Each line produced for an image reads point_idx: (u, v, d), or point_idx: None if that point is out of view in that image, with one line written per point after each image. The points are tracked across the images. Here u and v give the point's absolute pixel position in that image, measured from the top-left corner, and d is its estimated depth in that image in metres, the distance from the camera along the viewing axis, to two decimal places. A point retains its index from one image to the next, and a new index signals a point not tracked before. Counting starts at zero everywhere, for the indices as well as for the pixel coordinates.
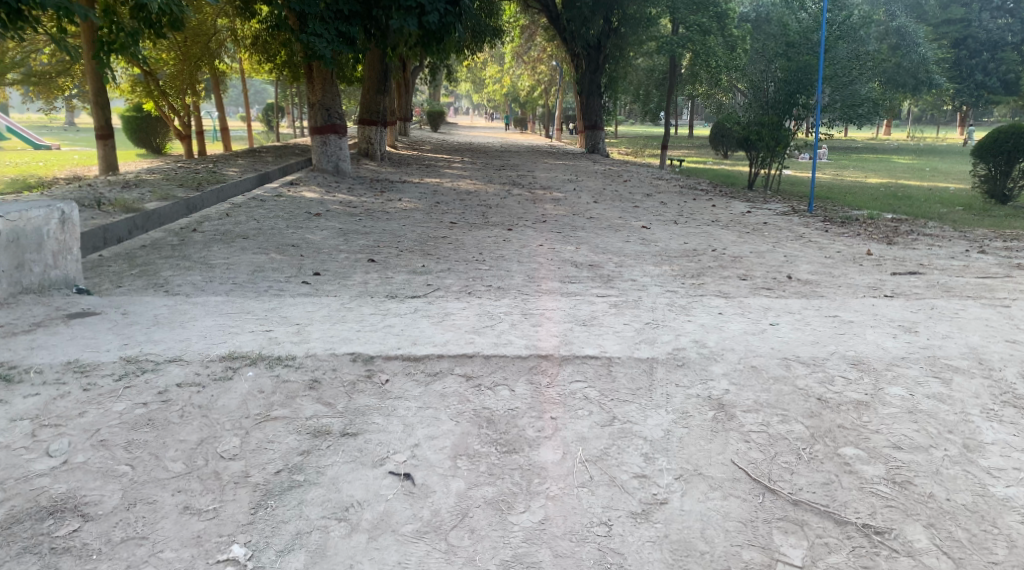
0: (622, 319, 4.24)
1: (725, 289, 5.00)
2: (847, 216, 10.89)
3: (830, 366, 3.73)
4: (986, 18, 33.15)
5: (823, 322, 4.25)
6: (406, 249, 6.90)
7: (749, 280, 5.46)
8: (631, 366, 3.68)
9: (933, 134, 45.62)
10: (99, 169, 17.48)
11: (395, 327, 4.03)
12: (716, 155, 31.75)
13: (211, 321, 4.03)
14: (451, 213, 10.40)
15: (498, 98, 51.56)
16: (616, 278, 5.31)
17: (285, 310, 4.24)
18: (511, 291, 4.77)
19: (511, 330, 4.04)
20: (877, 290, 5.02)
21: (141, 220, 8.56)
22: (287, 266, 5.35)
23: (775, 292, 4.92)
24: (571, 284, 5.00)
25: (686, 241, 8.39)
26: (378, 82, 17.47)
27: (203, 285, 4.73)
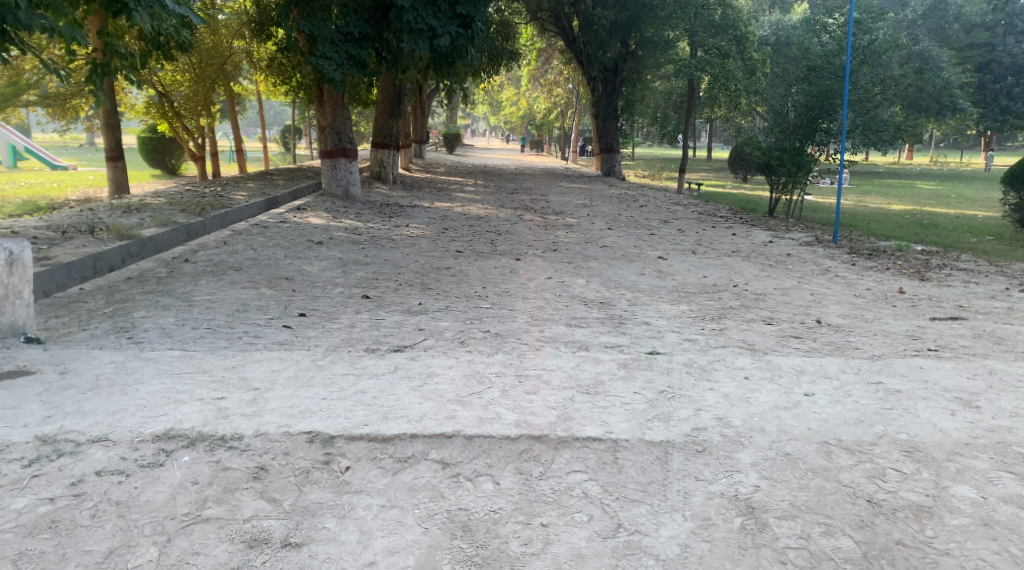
0: (632, 386, 3.77)
1: (749, 338, 4.54)
2: (875, 248, 10.42)
3: (880, 456, 3.26)
4: (1011, 42, 32.56)
5: (867, 394, 3.75)
6: (405, 281, 6.51)
7: (773, 324, 5.02)
8: (641, 453, 3.22)
9: (956, 159, 44.98)
10: (109, 191, 17.28)
11: (367, 393, 3.58)
12: (735, 179, 31.35)
13: (158, 384, 3.61)
14: (459, 240, 10.03)
15: (515, 120, 51.46)
16: (627, 322, 4.88)
17: (246, 369, 3.81)
18: (509, 341, 4.34)
19: (501, 398, 3.59)
20: (920, 341, 4.54)
21: (136, 247, 8.27)
22: (269, 306, 4.95)
23: (809, 343, 4.45)
24: (578, 331, 4.56)
25: (704, 274, 7.96)
26: (391, 104, 17.21)
27: (171, 332, 4.35)
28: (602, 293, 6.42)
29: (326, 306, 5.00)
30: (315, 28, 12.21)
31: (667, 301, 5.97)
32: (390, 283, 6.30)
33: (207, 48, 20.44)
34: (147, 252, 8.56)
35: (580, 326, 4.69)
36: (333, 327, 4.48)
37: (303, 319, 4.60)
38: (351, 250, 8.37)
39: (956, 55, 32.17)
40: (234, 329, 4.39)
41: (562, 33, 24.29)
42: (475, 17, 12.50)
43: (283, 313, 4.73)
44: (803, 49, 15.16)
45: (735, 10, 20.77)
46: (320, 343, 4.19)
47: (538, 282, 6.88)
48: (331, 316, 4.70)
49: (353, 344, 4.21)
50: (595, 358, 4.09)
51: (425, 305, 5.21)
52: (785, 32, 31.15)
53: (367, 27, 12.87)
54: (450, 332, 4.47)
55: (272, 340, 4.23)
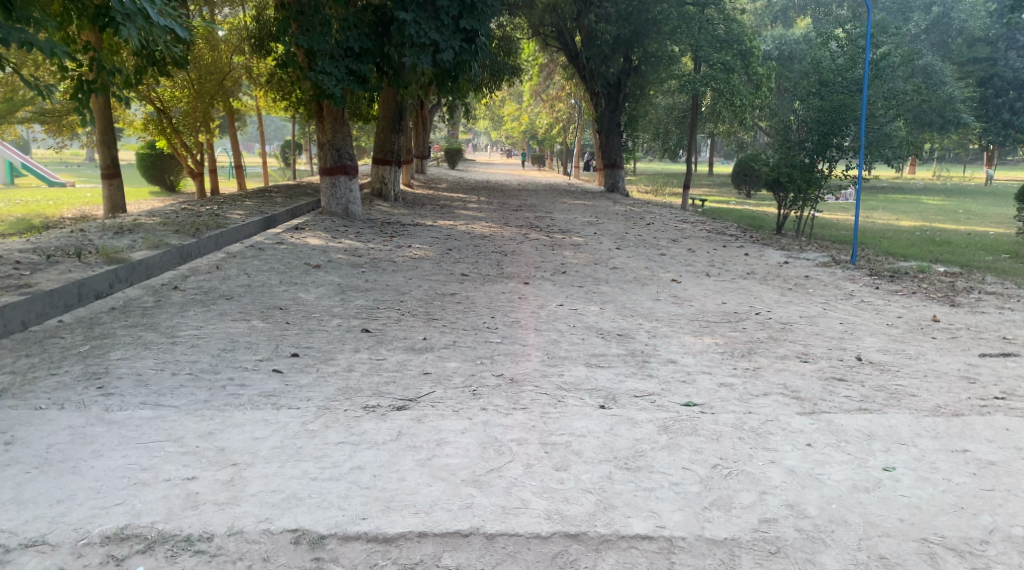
0: (676, 459, 3.27)
1: (790, 382, 4.11)
2: (895, 269, 10.05)
3: (998, 561, 2.71)
4: (1012, 56, 32.40)
5: (958, 470, 3.23)
6: (408, 310, 6.10)
7: (811, 361, 4.59)
8: (702, 556, 2.71)
9: (958, 174, 44.76)
10: (104, 210, 16.90)
11: (366, 473, 3.11)
12: (739, 194, 31.01)
13: (120, 459, 3.16)
14: (464, 262, 9.64)
15: (515, 135, 51.28)
16: (652, 361, 4.45)
17: (224, 436, 3.35)
18: (526, 392, 3.88)
19: (525, 478, 3.11)
20: (983, 388, 4.11)
21: (125, 272, 7.88)
22: (260, 344, 4.53)
23: (865, 394, 3.97)
24: (600, 376, 4.13)
25: (723, 299, 7.57)
26: (393, 119, 16.89)
27: (147, 379, 3.91)
28: (619, 322, 6.02)
29: (323, 343, 4.58)
30: (315, 43, 11.87)
31: (689, 332, 5.56)
32: (393, 313, 5.89)
33: (205, 63, 20.11)
34: (137, 276, 8.16)
35: (602, 367, 4.25)
36: (329, 373, 4.04)
37: (297, 362, 4.17)
38: (351, 274, 7.96)
39: (958, 69, 31.85)
40: (217, 376, 3.95)
41: (565, 48, 24.00)
42: (479, 31, 12.16)
43: (275, 353, 4.31)
44: (814, 64, 14.82)
45: (739, 25, 20.45)
46: (312, 397, 3.75)
47: (549, 309, 6.48)
48: (328, 358, 4.26)
49: (351, 398, 3.75)
50: (627, 416, 3.62)
51: (432, 341, 4.78)
52: (788, 47, 30.87)
53: (368, 42, 12.58)
54: (460, 379, 4.03)
55: (260, 391, 3.80)
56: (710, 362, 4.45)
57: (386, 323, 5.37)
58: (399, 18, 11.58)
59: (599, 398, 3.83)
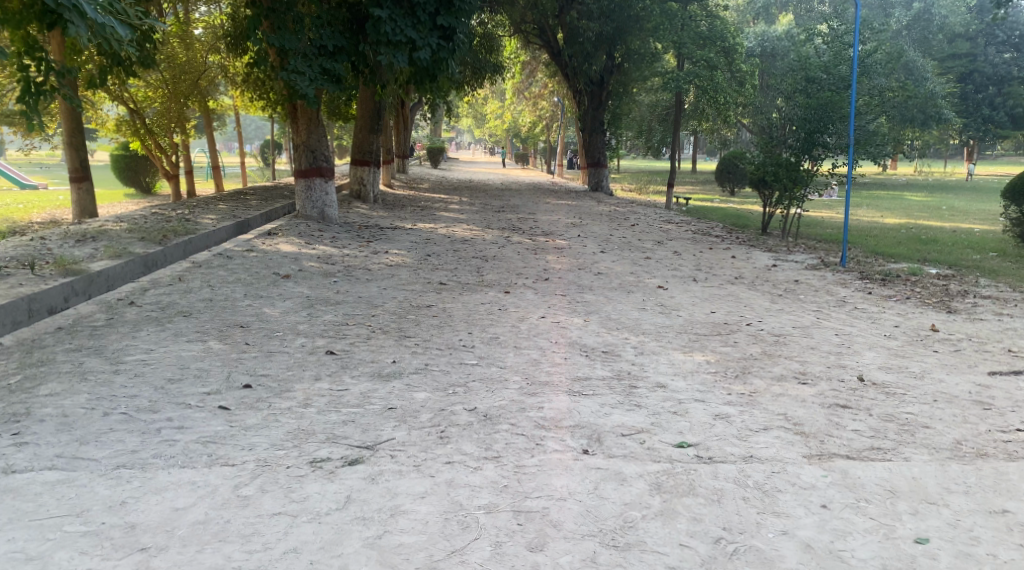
0: (669, 530, 2.84)
1: (794, 417, 3.72)
2: (886, 271, 9.77)
3: None
4: (991, 52, 32.51)
5: (1002, 541, 2.84)
6: (379, 327, 5.71)
7: (812, 384, 4.24)
8: None
9: (939, 169, 44.85)
10: (73, 214, 16.41)
11: (312, 556, 2.66)
12: (723, 192, 30.81)
13: (5, 543, 2.67)
14: (441, 269, 9.27)
15: (498, 133, 51.00)
16: (638, 387, 4.08)
17: (139, 505, 2.90)
18: (501, 434, 3.48)
19: (496, 560, 2.67)
20: (1005, 420, 3.75)
21: (81, 284, 7.45)
22: (208, 374, 4.11)
23: (877, 432, 3.59)
24: (583, 409, 3.75)
25: (712, 307, 7.24)
26: (371, 120, 16.48)
27: (69, 423, 3.47)
28: (604, 336, 5.66)
29: (279, 372, 4.17)
30: (286, 41, 11.45)
31: (679, 348, 5.20)
32: (361, 331, 5.50)
33: (179, 64, 19.63)
34: (96, 289, 7.74)
35: (585, 399, 3.88)
36: (282, 412, 3.64)
37: (247, 398, 3.76)
38: (321, 285, 7.56)
39: (939, 65, 31.56)
40: (153, 418, 3.53)
41: (547, 45, 23.67)
42: (457, 28, 11.79)
43: (224, 386, 3.89)
44: (800, 60, 14.56)
45: (723, 21, 20.12)
46: (256, 445, 3.32)
47: (530, 323, 6.11)
48: (283, 393, 3.85)
49: (303, 445, 3.34)
50: (614, 469, 3.21)
51: (400, 366, 4.40)
52: (771, 44, 30.72)
53: (343, 40, 12.16)
54: (427, 418, 3.63)
55: (201, 436, 3.38)
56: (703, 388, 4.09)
57: (353, 343, 4.99)
58: (373, 14, 11.17)
59: (583, 441, 3.44)
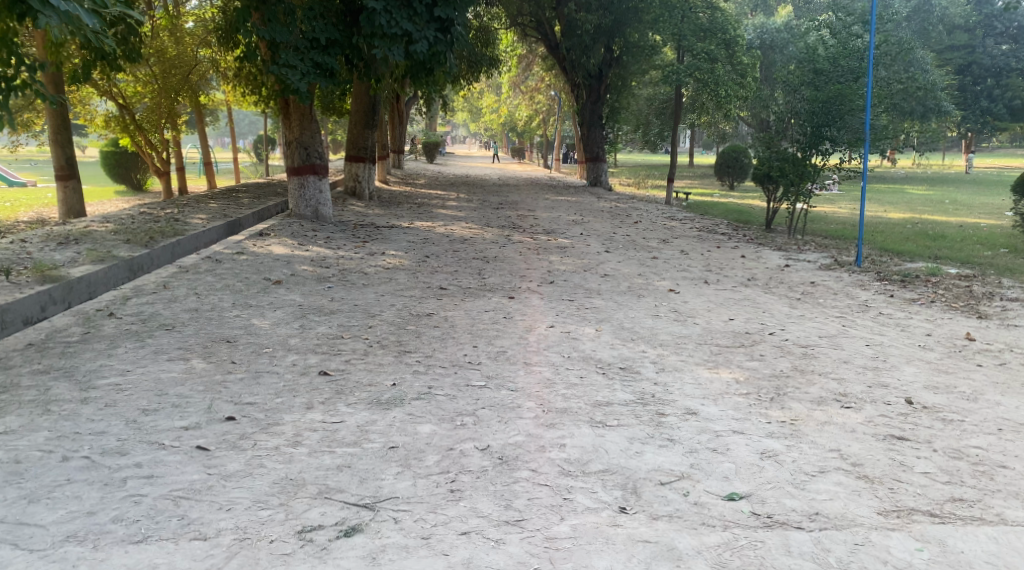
0: None
1: (859, 464, 3.27)
2: (905, 272, 9.37)
3: None
4: (989, 44, 32.05)
5: None
6: (377, 340, 5.30)
7: (861, 410, 3.84)
8: None
9: (936, 161, 44.56)
10: (60, 214, 15.94)
11: None
12: (723, 186, 30.43)
13: None
14: (440, 271, 8.88)
15: (494, 128, 50.71)
16: (668, 416, 3.67)
17: None
18: (521, 485, 3.05)
19: None
20: None
21: (60, 293, 7.03)
22: (186, 404, 3.69)
23: (955, 483, 3.16)
24: (610, 449, 3.34)
25: (729, 313, 6.86)
26: (366, 115, 16.07)
27: (21, 474, 3.02)
28: (619, 349, 5.26)
29: (267, 401, 3.75)
30: (277, 34, 10.95)
31: (701, 362, 4.81)
32: (357, 346, 5.09)
33: (169, 58, 19.21)
34: (76, 296, 7.32)
35: (610, 435, 3.46)
36: (269, 454, 3.21)
37: (228, 437, 3.34)
38: (315, 291, 7.15)
39: (937, 56, 31.29)
40: (119, 465, 3.10)
41: (544, 38, 23.17)
42: (455, 20, 11.34)
43: (203, 420, 3.47)
44: (807, 51, 14.09)
45: (724, 12, 19.65)
46: (237, 503, 2.88)
47: (539, 333, 5.72)
48: (269, 429, 3.43)
49: (292, 502, 2.89)
50: (665, 543, 2.72)
51: (401, 390, 3.99)
52: (770, 36, 30.34)
53: (337, 33, 11.70)
54: (434, 462, 3.20)
55: (174, 490, 2.94)
56: (739, 418, 3.68)
57: (348, 361, 4.58)
58: (368, 6, 10.73)
59: (618, 494, 3.00)
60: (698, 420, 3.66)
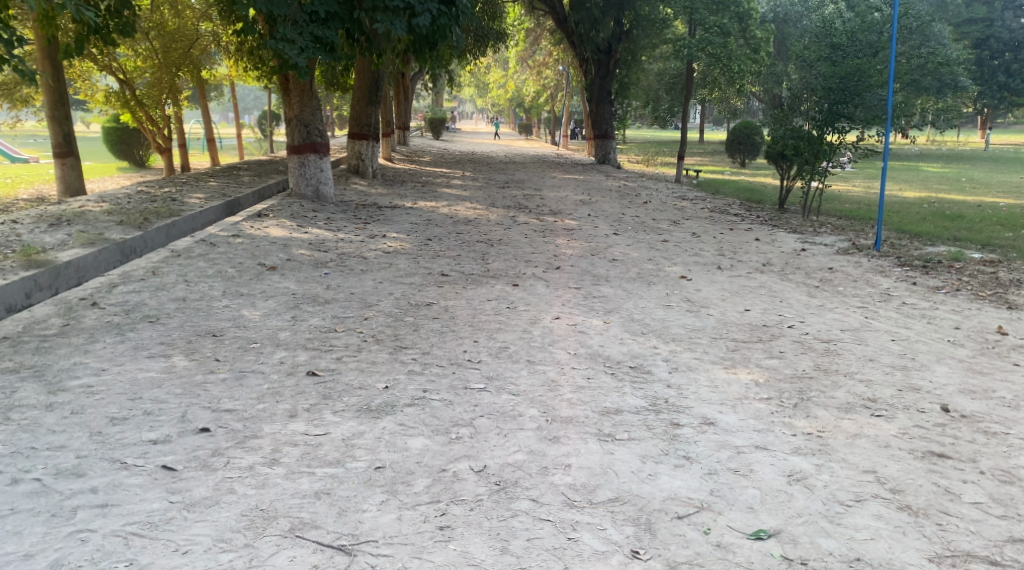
0: None
1: (902, 497, 2.95)
2: (926, 257, 9.01)
3: None
4: (1009, 17, 31.12)
5: None
6: (372, 335, 5.04)
7: (893, 420, 3.57)
8: None
9: (951, 138, 43.77)
10: (60, 191, 15.66)
11: None
12: (733, 163, 29.94)
13: None
14: (443, 255, 8.58)
15: (501, 103, 50.12)
16: (682, 429, 3.41)
17: None
18: (518, 520, 2.76)
19: None
20: None
21: (46, 279, 6.75)
22: (158, 412, 3.41)
23: (1009, 516, 2.87)
24: (619, 472, 3.06)
25: (744, 303, 6.54)
26: (369, 91, 15.70)
27: None
28: (629, 345, 4.97)
29: (247, 410, 3.48)
30: (274, 6, 10.52)
31: (716, 361, 4.51)
32: (350, 342, 4.81)
33: (169, 31, 18.82)
34: (63, 282, 7.03)
35: (617, 455, 3.18)
36: (241, 477, 2.95)
37: (200, 456, 3.07)
38: (310, 278, 6.86)
39: (954, 30, 30.53)
40: (74, 490, 2.82)
41: (552, 11, 22.62)
42: None
43: (175, 432, 3.23)
44: (823, 25, 13.59)
45: None
46: (197, 545, 2.57)
47: (542, 327, 5.43)
48: (246, 446, 3.16)
49: (260, 542, 2.60)
50: None
51: (393, 396, 3.72)
52: (783, 9, 29.72)
53: (337, 5, 11.28)
54: (423, 488, 2.93)
55: (129, 524, 2.66)
56: (759, 433, 3.40)
57: (338, 360, 4.30)
58: None
59: (629, 532, 2.71)
60: (713, 436, 3.38)
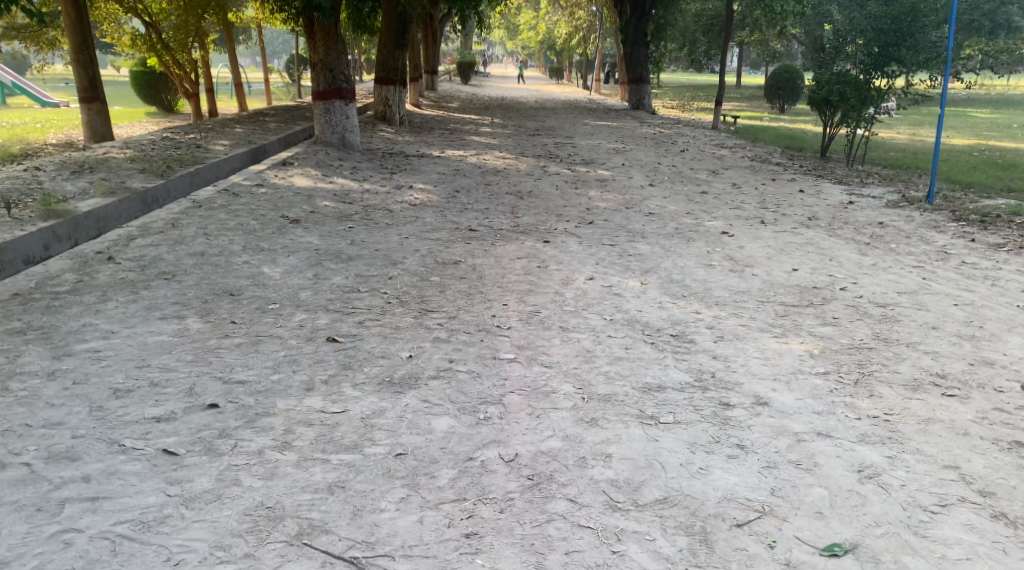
0: None
1: (997, 502, 2.73)
2: (984, 211, 8.47)
3: None
4: None
5: None
6: (396, 296, 4.80)
7: (970, 399, 3.34)
8: None
9: (1001, 82, 41.88)
10: (87, 137, 15.44)
11: None
12: (772, 109, 28.99)
13: None
14: (472, 208, 8.27)
15: (533, 45, 48.91)
16: (734, 411, 3.22)
17: None
18: (554, 526, 2.58)
19: None
20: None
21: (65, 230, 6.56)
22: (164, 384, 3.28)
23: None
24: (666, 465, 2.89)
25: (791, 262, 6.16)
26: (396, 35, 15.27)
27: None
28: (669, 311, 4.67)
29: (260, 384, 3.32)
30: None
31: (764, 330, 4.22)
32: (372, 304, 4.58)
33: None
34: (82, 232, 6.85)
35: (664, 443, 3.00)
36: (248, 466, 2.82)
37: (205, 438, 2.94)
38: (334, 233, 6.62)
39: None
40: (66, 479, 2.71)
41: None
42: None
43: (180, 409, 3.11)
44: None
45: None
46: (190, 551, 2.44)
47: (576, 289, 5.16)
48: (256, 426, 3.04)
49: (262, 553, 2.45)
50: None
51: (417, 369, 3.53)
52: None
53: None
54: (448, 485, 2.77)
55: (121, 523, 2.53)
56: (810, 418, 3.17)
57: (361, 324, 4.08)
58: None
59: (682, 545, 2.53)
60: (770, 422, 3.16)
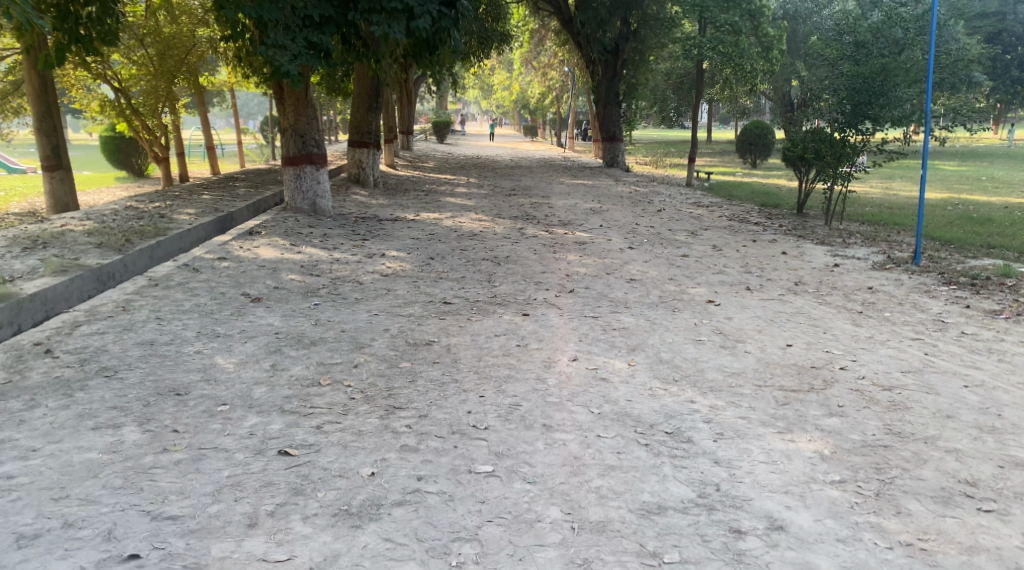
0: None
1: None
2: (972, 272, 8.27)
3: None
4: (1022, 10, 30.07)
5: None
6: (361, 388, 4.38)
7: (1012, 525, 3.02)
8: None
9: (965, 134, 42.70)
10: (50, 206, 14.96)
11: None
12: (745, 164, 29.19)
13: None
14: (446, 278, 7.90)
15: (506, 104, 49.34)
16: (748, 549, 2.87)
17: None
18: None
19: None
20: None
21: (5, 316, 6.07)
22: (82, 527, 2.85)
23: None
24: None
25: (786, 334, 5.82)
26: (369, 97, 15.08)
27: None
28: (661, 400, 4.29)
29: (195, 523, 2.90)
30: (264, 10, 9.85)
31: (767, 424, 3.85)
32: (334, 401, 4.15)
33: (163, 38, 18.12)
34: (27, 317, 6.37)
35: None
36: None
37: None
38: (297, 311, 6.19)
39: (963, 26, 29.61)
40: None
41: (557, 12, 22.10)
42: None
43: (96, 562, 2.69)
44: (846, 21, 12.74)
45: None
46: None
47: (558, 373, 4.77)
48: None
49: None
50: None
51: (380, 493, 3.12)
52: (793, 6, 29.31)
53: (331, 8, 10.67)
54: None
55: None
56: (830, 563, 2.79)
57: (319, 430, 3.65)
58: None
59: None
60: (788, 562, 2.80)
